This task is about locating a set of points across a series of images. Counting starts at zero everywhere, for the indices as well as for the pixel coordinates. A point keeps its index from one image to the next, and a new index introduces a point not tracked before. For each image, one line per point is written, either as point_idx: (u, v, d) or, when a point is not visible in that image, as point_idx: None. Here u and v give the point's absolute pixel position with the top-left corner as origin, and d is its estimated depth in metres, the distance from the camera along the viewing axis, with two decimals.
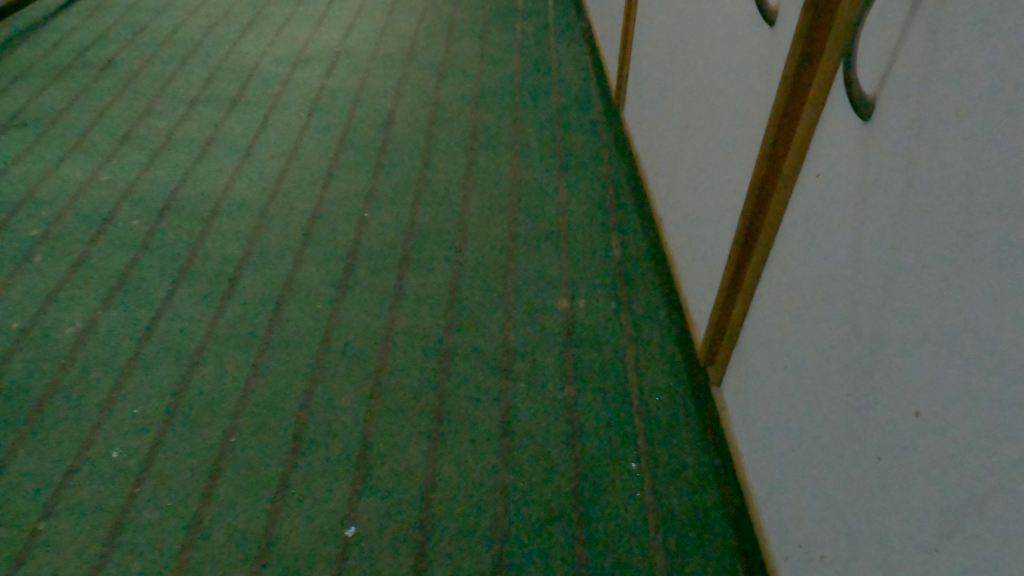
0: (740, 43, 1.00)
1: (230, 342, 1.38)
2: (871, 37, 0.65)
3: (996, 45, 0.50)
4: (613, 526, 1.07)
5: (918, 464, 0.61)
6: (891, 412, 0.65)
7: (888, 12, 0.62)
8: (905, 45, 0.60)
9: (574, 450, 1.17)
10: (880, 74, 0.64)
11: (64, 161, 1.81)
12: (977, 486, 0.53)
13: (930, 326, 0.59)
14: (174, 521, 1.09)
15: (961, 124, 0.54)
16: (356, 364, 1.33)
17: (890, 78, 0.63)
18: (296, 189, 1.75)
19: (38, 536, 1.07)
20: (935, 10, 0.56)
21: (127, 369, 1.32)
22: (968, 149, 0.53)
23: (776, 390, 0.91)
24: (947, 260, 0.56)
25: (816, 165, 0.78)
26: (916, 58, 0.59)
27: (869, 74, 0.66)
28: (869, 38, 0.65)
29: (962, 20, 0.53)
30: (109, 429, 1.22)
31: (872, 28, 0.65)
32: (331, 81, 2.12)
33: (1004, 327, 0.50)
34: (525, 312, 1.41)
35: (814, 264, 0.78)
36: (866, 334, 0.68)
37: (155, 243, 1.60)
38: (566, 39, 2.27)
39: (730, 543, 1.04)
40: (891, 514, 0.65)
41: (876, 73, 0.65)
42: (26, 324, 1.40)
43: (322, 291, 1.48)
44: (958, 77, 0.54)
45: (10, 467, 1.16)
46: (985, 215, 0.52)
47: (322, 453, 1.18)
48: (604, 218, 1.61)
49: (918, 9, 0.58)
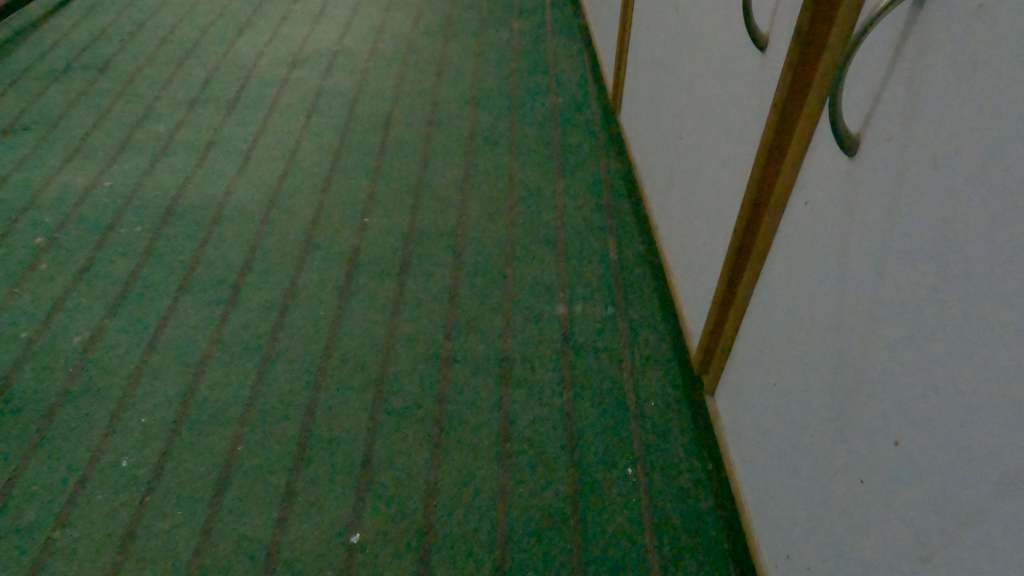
0: (732, 59, 1.01)
1: (233, 349, 1.40)
2: (855, 76, 0.66)
3: (971, 102, 0.52)
4: (610, 531, 1.09)
5: (899, 493, 0.62)
6: (875, 440, 0.66)
7: (876, 51, 0.63)
8: (889, 86, 0.61)
9: (572, 456, 1.19)
10: (862, 107, 0.65)
11: (65, 167, 1.83)
12: (951, 519, 0.55)
13: (909, 359, 0.60)
14: (184, 528, 1.12)
15: (938, 164, 0.56)
16: (358, 372, 1.35)
17: (872, 110, 0.64)
18: (296, 191, 1.76)
19: (52, 545, 1.10)
20: (915, 59, 0.58)
21: (135, 378, 1.35)
22: (944, 196, 0.55)
23: (766, 406, 0.93)
24: (923, 299, 0.58)
25: (802, 192, 0.79)
26: (897, 103, 0.60)
27: (854, 111, 0.67)
28: (854, 76, 0.67)
29: (939, 73, 0.55)
30: (119, 437, 1.25)
31: (857, 66, 0.66)
32: (329, 81, 2.14)
33: (978, 372, 0.52)
34: (522, 317, 1.43)
35: (803, 288, 0.80)
36: (852, 359, 0.70)
37: (158, 248, 1.62)
38: (561, 38, 2.30)
39: (724, 549, 1.06)
40: (874, 536, 0.67)
41: (859, 106, 0.66)
42: (33, 333, 1.42)
43: (324, 297, 1.50)
44: (935, 119, 0.56)
45: (23, 477, 1.19)
46: (964, 263, 0.53)
47: (327, 461, 1.20)
48: (603, 221, 1.63)
49: (899, 54, 0.60)
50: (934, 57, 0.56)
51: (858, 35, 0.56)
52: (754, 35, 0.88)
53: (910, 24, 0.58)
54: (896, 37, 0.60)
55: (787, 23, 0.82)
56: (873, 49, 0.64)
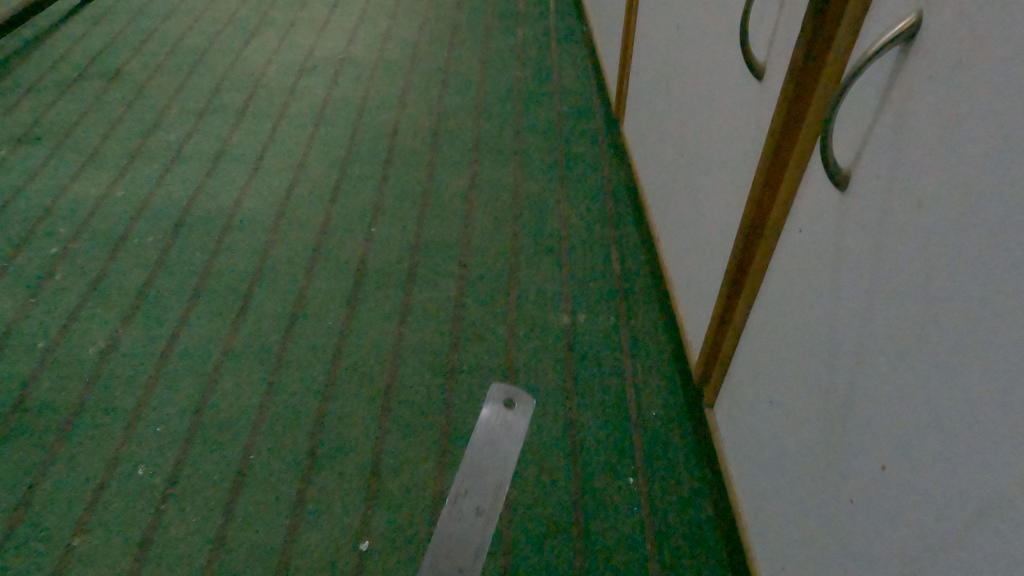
0: (731, 83, 1.04)
1: (245, 359, 1.43)
2: (846, 113, 0.69)
3: (953, 148, 0.54)
4: (612, 538, 1.12)
5: (886, 516, 0.65)
6: (864, 465, 0.69)
7: (864, 93, 0.65)
8: (877, 127, 0.64)
9: (575, 464, 1.22)
10: (855, 145, 0.67)
11: (78, 177, 1.86)
12: (932, 542, 0.58)
13: (895, 388, 0.63)
14: (199, 535, 1.16)
15: (925, 206, 0.58)
16: (367, 381, 1.38)
17: (864, 149, 0.66)
18: (305, 201, 1.80)
19: (73, 552, 1.14)
20: (901, 103, 0.60)
21: (150, 387, 1.38)
22: (928, 237, 0.58)
23: (762, 424, 0.95)
24: (908, 333, 0.61)
25: (795, 220, 0.82)
26: (885, 143, 0.63)
27: (845, 147, 0.69)
28: (845, 114, 0.69)
29: (922, 117, 0.57)
30: (134, 447, 1.28)
31: (848, 104, 0.68)
32: (336, 90, 2.17)
33: (958, 406, 0.55)
34: (526, 327, 1.45)
35: (797, 310, 0.82)
36: (842, 384, 0.72)
37: (170, 259, 1.65)
38: (565, 47, 2.33)
39: (722, 558, 1.09)
40: (863, 555, 0.69)
41: (851, 143, 0.68)
42: (50, 343, 1.46)
43: (333, 306, 1.53)
44: (920, 163, 0.58)
45: (42, 484, 1.22)
46: (948, 300, 0.55)
47: (336, 470, 1.24)
48: (605, 232, 1.66)
49: (886, 97, 0.62)
50: (918, 104, 0.58)
51: (847, 79, 0.59)
52: (750, 64, 0.90)
53: (896, 71, 0.61)
54: (884, 81, 0.62)
55: (783, 54, 0.84)
56: (863, 89, 0.66)
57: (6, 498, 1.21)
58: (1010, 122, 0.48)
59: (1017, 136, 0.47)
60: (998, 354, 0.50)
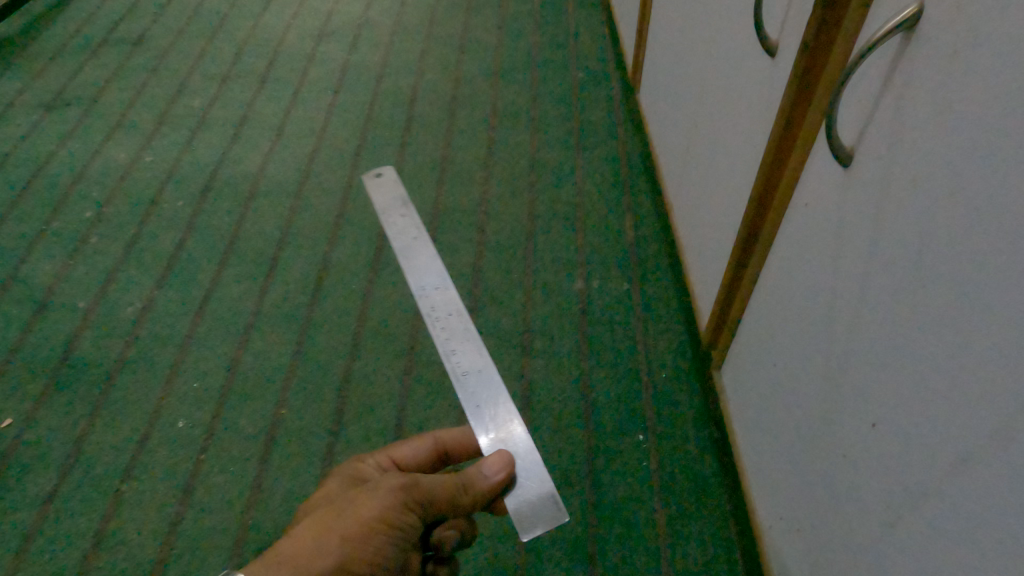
0: (745, 58, 1.06)
1: (274, 320, 1.50)
2: (851, 94, 0.73)
3: (945, 136, 0.58)
4: (621, 489, 1.20)
5: (877, 469, 0.72)
6: (859, 425, 0.75)
7: (869, 76, 0.69)
8: (879, 110, 0.68)
9: (587, 421, 1.29)
10: (860, 126, 0.71)
11: (107, 142, 1.91)
12: (914, 492, 0.65)
13: (886, 354, 0.68)
14: (238, 482, 1.25)
15: (922, 190, 0.62)
16: (391, 343, 1.44)
17: (868, 133, 0.70)
18: (327, 166, 1.84)
19: (122, 496, 1.23)
20: (900, 89, 0.64)
21: (185, 345, 1.46)
22: (921, 215, 0.62)
23: (767, 383, 1.01)
24: (900, 305, 0.66)
25: (802, 194, 0.86)
26: (885, 127, 0.67)
27: (849, 128, 0.73)
28: (850, 95, 0.73)
29: (919, 105, 0.61)
30: (175, 400, 1.37)
31: (854, 86, 0.72)
32: (355, 55, 2.20)
33: (940, 373, 0.60)
34: (541, 292, 1.50)
35: (803, 279, 0.86)
36: (840, 348, 0.78)
37: (200, 223, 1.71)
38: (582, 13, 2.33)
39: (725, 506, 1.17)
40: (857, 505, 0.76)
41: (856, 125, 0.72)
42: (90, 303, 1.54)
43: (356, 270, 1.59)
44: (915, 148, 0.62)
45: (91, 434, 1.32)
46: (937, 278, 0.60)
47: (363, 425, 1.31)
48: (619, 199, 1.69)
49: (888, 81, 0.66)
50: (916, 90, 0.62)
51: (852, 64, 0.62)
52: (764, 42, 0.93)
53: (898, 58, 0.64)
54: (887, 66, 0.66)
55: (795, 31, 0.86)
56: (867, 72, 0.69)
57: (58, 447, 1.30)
58: (996, 114, 0.52)
59: (1004, 127, 0.52)
60: (976, 326, 0.55)
